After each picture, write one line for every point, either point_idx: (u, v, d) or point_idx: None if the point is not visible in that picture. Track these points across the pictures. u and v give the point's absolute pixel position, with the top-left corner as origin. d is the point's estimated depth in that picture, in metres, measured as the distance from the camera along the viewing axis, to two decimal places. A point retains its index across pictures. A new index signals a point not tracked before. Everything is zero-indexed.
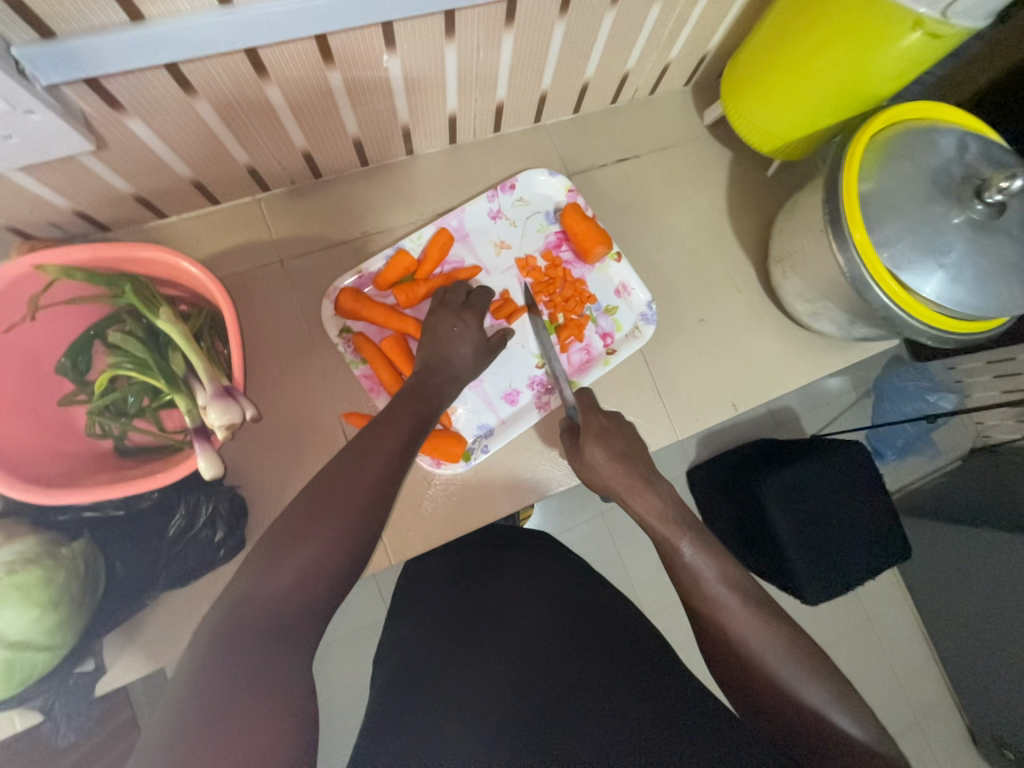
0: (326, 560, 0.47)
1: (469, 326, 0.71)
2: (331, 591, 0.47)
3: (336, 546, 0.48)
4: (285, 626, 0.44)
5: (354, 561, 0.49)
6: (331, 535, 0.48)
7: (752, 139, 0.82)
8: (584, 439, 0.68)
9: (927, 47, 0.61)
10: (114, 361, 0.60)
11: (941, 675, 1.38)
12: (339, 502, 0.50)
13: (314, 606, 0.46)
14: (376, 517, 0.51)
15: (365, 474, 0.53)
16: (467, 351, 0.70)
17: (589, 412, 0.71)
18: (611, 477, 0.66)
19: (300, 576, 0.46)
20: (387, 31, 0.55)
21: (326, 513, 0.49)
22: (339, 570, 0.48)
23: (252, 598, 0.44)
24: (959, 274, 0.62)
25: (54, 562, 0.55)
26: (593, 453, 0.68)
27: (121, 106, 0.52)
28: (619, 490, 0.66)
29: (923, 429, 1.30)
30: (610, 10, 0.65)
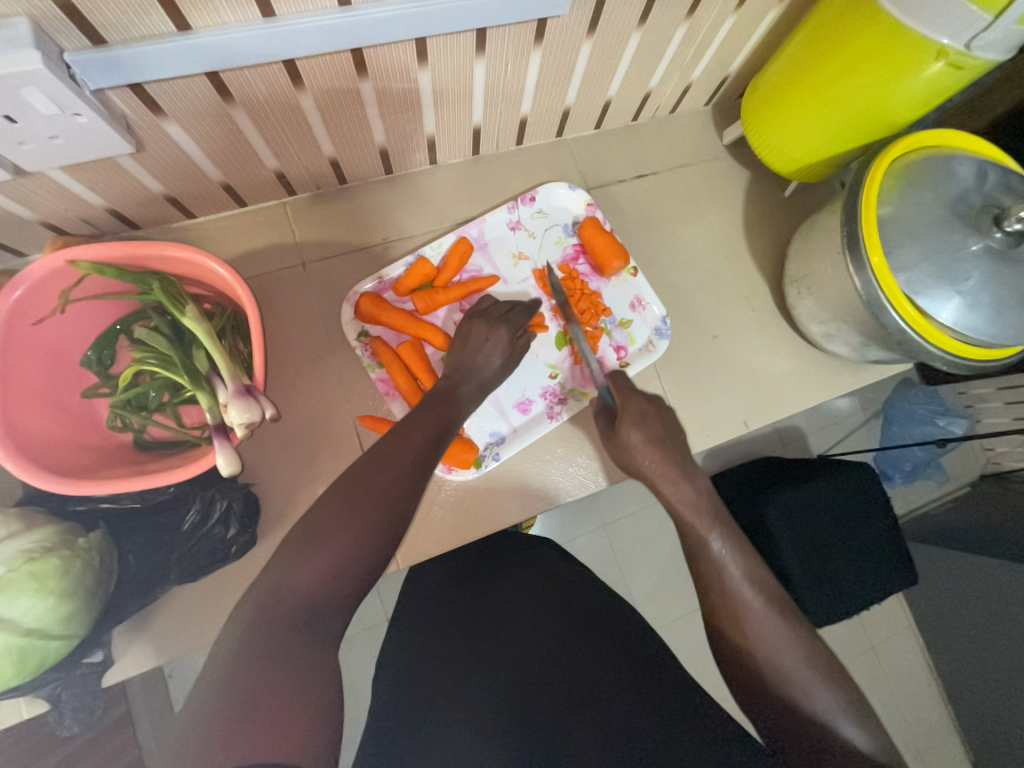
0: (353, 557, 0.48)
1: (501, 339, 0.71)
2: (353, 589, 0.48)
3: (360, 549, 0.49)
4: (307, 623, 0.45)
5: (372, 565, 0.50)
6: (356, 539, 0.49)
7: (771, 160, 0.83)
8: (619, 422, 0.68)
9: (948, 77, 0.62)
10: (138, 356, 0.61)
11: (947, 704, 1.35)
12: (363, 507, 0.50)
13: (337, 606, 0.47)
14: (398, 524, 0.52)
15: (392, 477, 0.54)
16: (497, 361, 0.71)
17: (626, 394, 0.71)
18: (646, 461, 0.65)
19: (311, 575, 0.47)
20: (420, 46, 0.57)
21: (350, 516, 0.50)
22: (358, 579, 0.48)
23: (281, 594, 0.45)
24: (976, 300, 0.62)
25: (70, 551, 0.55)
26: (630, 435, 0.67)
27: (160, 110, 0.54)
28: (652, 476, 0.65)
29: (931, 454, 1.33)
30: (636, 31, 0.66)
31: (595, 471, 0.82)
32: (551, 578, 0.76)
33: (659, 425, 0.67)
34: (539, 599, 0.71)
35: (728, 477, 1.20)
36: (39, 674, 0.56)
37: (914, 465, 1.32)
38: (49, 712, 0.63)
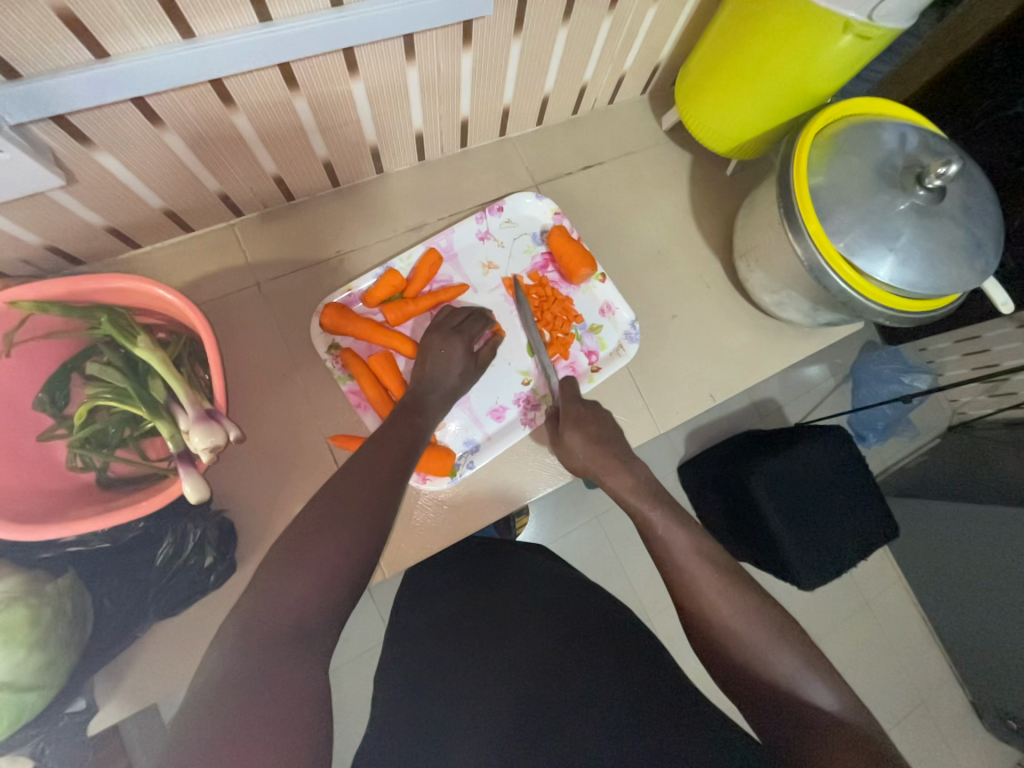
0: (335, 564, 0.49)
1: (457, 349, 0.73)
2: (333, 597, 0.48)
3: (339, 560, 0.49)
4: (286, 636, 0.45)
5: (348, 579, 0.49)
6: (329, 547, 0.49)
7: (708, 141, 0.86)
8: (562, 426, 0.74)
9: (859, 47, 0.65)
10: (92, 392, 0.60)
11: (939, 648, 1.40)
12: (341, 517, 0.51)
13: (316, 619, 0.47)
14: (370, 531, 0.52)
15: (365, 485, 0.55)
16: (455, 371, 0.72)
17: (568, 396, 0.76)
18: (588, 458, 0.71)
19: (291, 593, 0.47)
20: (349, 57, 0.57)
21: (327, 526, 0.50)
22: (343, 594, 0.49)
23: (261, 612, 0.46)
24: (908, 256, 0.65)
25: (39, 599, 0.54)
26: (571, 436, 0.73)
27: (90, 142, 0.53)
28: (595, 469, 0.71)
29: (901, 411, 1.39)
30: (562, 27, 0.68)
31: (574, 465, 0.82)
32: (536, 577, 0.76)
33: (595, 424, 0.74)
34: (526, 599, 0.72)
35: (709, 455, 1.23)
36: (17, 730, 0.54)
37: (886, 423, 1.38)
38: None
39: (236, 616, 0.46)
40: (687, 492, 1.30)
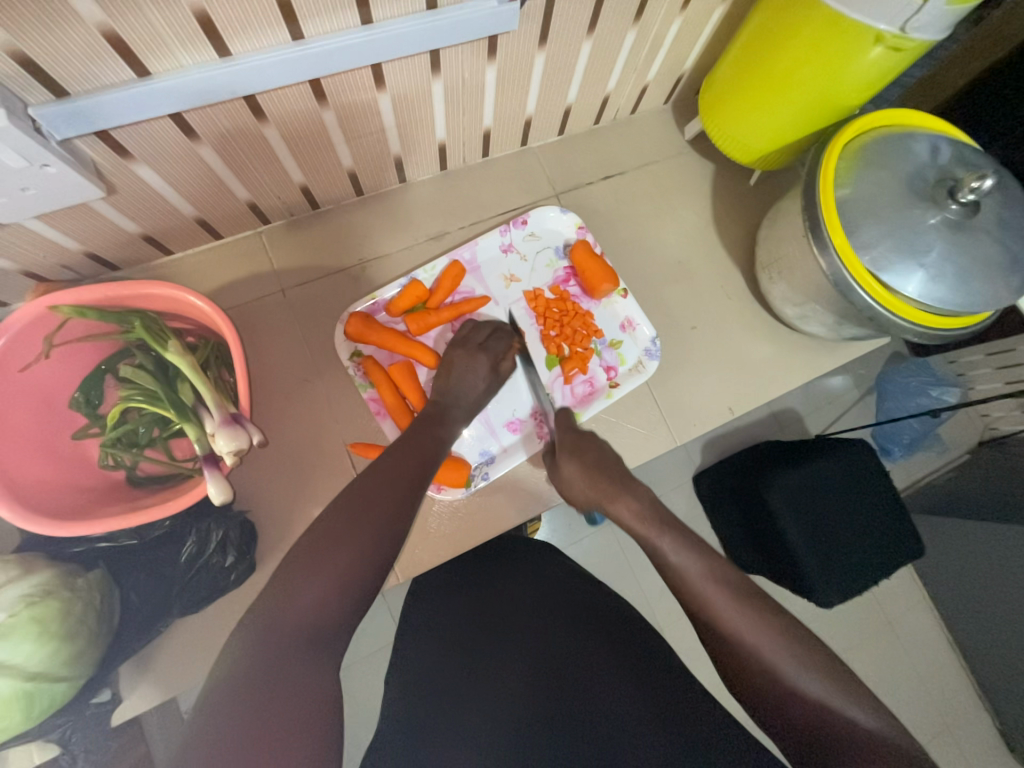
0: (355, 567, 0.50)
1: (482, 365, 0.73)
2: (352, 599, 0.49)
3: (356, 564, 0.50)
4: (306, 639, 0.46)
5: (365, 581, 0.51)
6: (349, 551, 0.51)
7: (731, 151, 0.85)
8: (558, 457, 0.72)
9: (889, 59, 0.63)
10: (124, 394, 0.62)
11: (967, 674, 1.35)
12: (361, 521, 0.52)
13: (332, 623, 0.48)
14: (391, 536, 0.54)
15: (387, 491, 0.56)
16: (478, 385, 0.72)
17: (563, 428, 0.75)
18: (588, 488, 0.68)
19: (313, 597, 0.48)
20: (376, 71, 0.59)
21: (348, 527, 0.52)
22: (359, 595, 0.50)
23: (282, 612, 0.47)
24: (939, 271, 0.63)
25: (70, 592, 0.56)
26: (567, 468, 0.71)
27: (129, 154, 0.55)
28: (598, 499, 0.67)
29: (928, 426, 1.36)
30: (586, 39, 0.68)
31: None
32: (553, 575, 0.74)
33: (592, 452, 0.71)
34: (542, 600, 0.70)
35: (727, 466, 1.21)
36: (46, 718, 0.56)
37: (912, 438, 1.35)
38: (61, 754, 0.63)
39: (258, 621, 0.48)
40: (704, 502, 1.28)
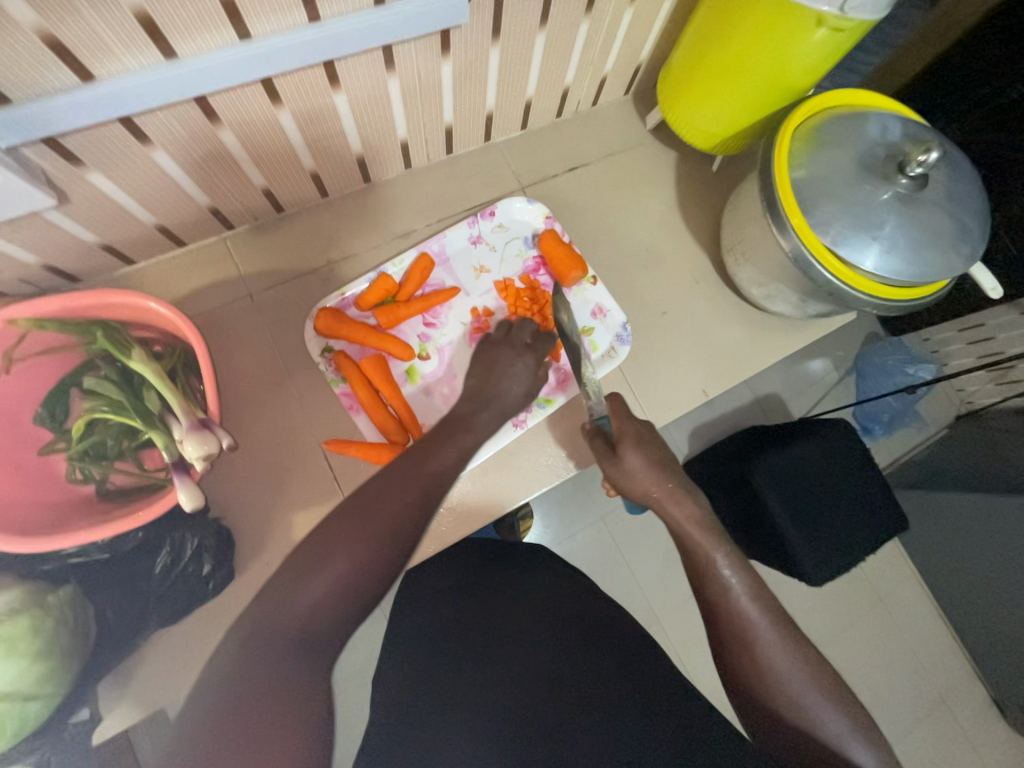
0: (356, 576, 0.49)
1: (527, 365, 0.74)
2: (348, 609, 0.49)
3: (366, 571, 0.49)
4: (307, 641, 0.47)
5: (367, 589, 0.50)
6: (356, 556, 0.49)
7: (691, 138, 0.87)
8: (623, 446, 0.66)
9: (833, 39, 0.65)
10: (89, 405, 0.62)
11: (955, 640, 1.38)
12: (373, 527, 0.51)
13: (335, 624, 0.48)
14: (403, 542, 0.51)
15: (402, 497, 0.53)
16: (519, 390, 0.72)
17: (624, 418, 0.69)
18: (652, 484, 0.64)
19: (310, 606, 0.47)
20: (330, 70, 0.59)
21: (350, 534, 0.50)
22: (366, 596, 0.49)
23: (283, 610, 0.47)
24: (893, 244, 0.65)
25: (41, 610, 0.55)
26: (632, 460, 0.65)
27: (80, 162, 0.55)
28: (653, 500, 0.64)
29: (906, 403, 1.38)
30: (539, 33, 0.69)
31: (567, 460, 0.83)
32: (546, 583, 0.77)
33: (656, 447, 0.67)
34: (534, 603, 0.72)
35: (713, 452, 1.23)
36: (22, 740, 0.55)
37: (891, 416, 1.38)
38: None
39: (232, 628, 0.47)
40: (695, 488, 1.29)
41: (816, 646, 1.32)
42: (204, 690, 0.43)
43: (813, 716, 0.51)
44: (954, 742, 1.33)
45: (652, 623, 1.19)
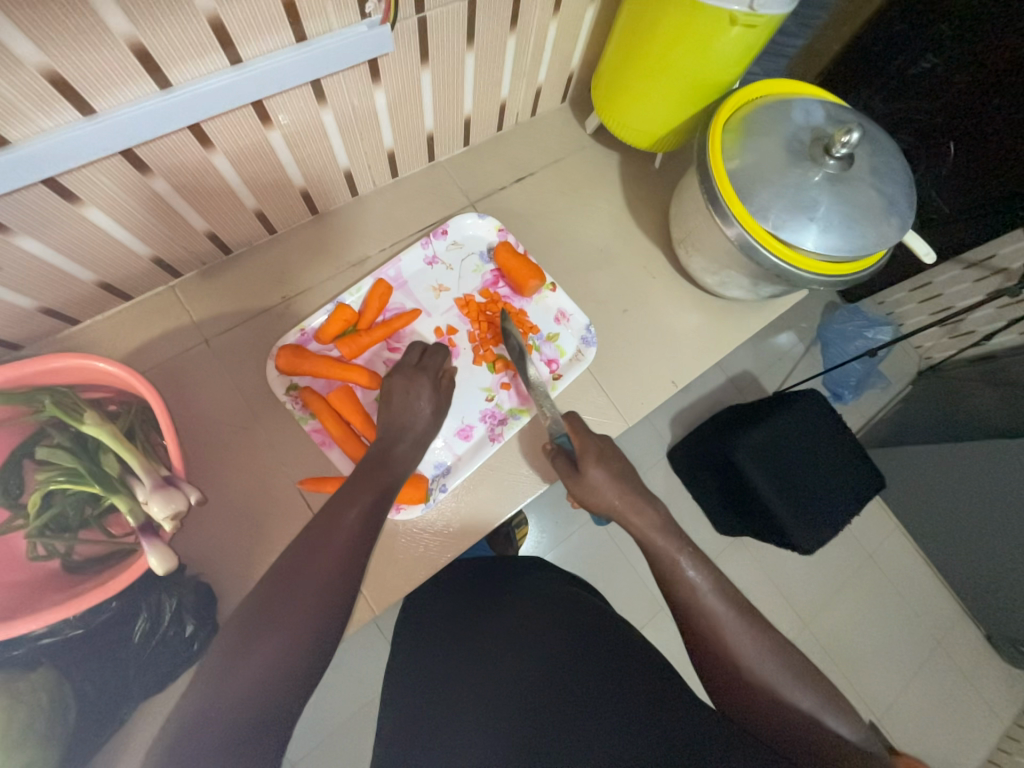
0: (303, 631, 0.48)
1: (424, 386, 0.72)
2: (307, 663, 0.48)
3: (300, 630, 0.48)
4: (267, 702, 0.45)
5: (317, 641, 0.49)
6: (289, 619, 0.48)
7: (630, 139, 0.89)
8: (584, 462, 0.69)
9: (748, 35, 0.68)
10: (43, 477, 0.59)
11: (944, 587, 1.44)
12: (301, 586, 0.50)
13: (288, 689, 0.46)
14: (338, 593, 0.51)
15: (326, 552, 0.53)
16: (426, 411, 0.71)
17: (583, 434, 0.72)
18: (615, 496, 0.68)
19: (263, 670, 0.45)
20: (259, 109, 0.58)
21: (290, 593, 0.50)
22: (311, 654, 0.48)
23: (229, 676, 0.45)
24: (829, 223, 0.68)
25: (12, 700, 0.52)
26: (595, 474, 0.68)
27: (5, 228, 0.53)
28: (621, 509, 0.68)
29: (870, 364, 1.43)
30: (468, 51, 0.70)
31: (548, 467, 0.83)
32: (541, 593, 0.77)
33: (616, 459, 0.71)
34: (529, 615, 0.72)
35: (693, 438, 1.25)
36: None
37: (859, 379, 1.42)
38: None
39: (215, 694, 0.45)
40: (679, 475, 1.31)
41: (816, 613, 1.35)
42: (154, 753, 0.41)
43: (815, 690, 0.52)
44: (956, 686, 1.37)
45: (655, 614, 1.20)
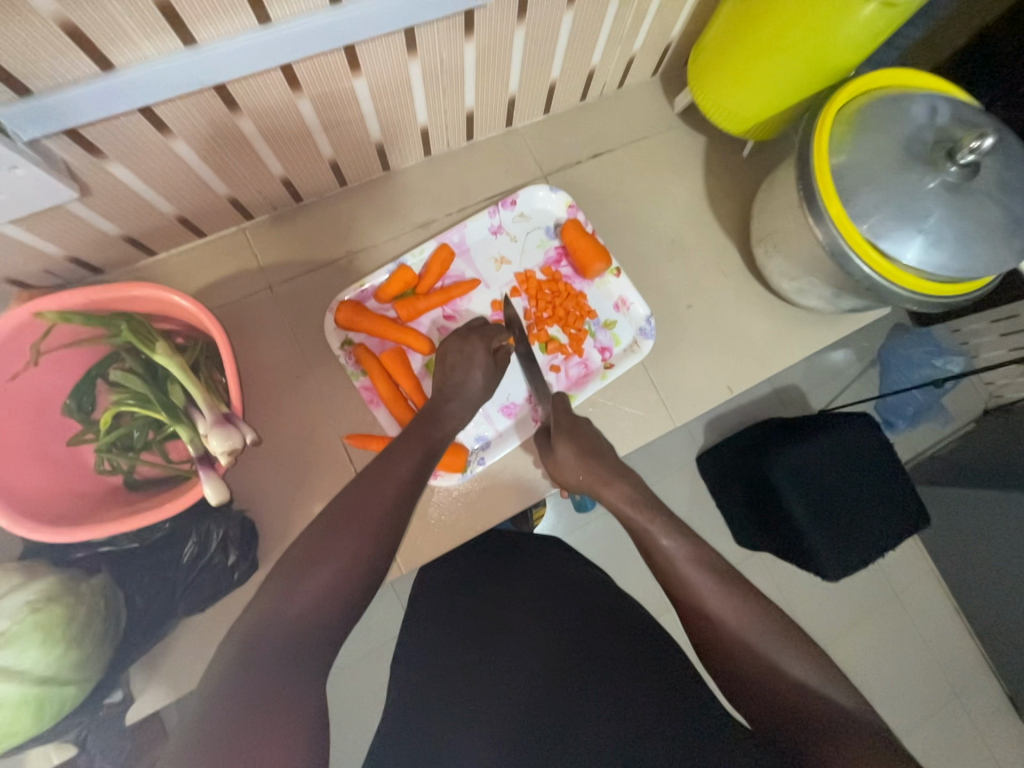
0: (346, 581, 0.50)
1: (477, 349, 0.71)
2: (346, 610, 0.50)
3: (340, 582, 0.49)
4: (298, 650, 0.46)
5: (361, 586, 0.51)
6: (336, 560, 0.50)
7: (722, 122, 0.83)
8: (554, 438, 0.69)
9: (883, 16, 0.61)
10: (116, 398, 0.62)
11: (975, 640, 1.36)
12: (348, 533, 0.51)
13: (328, 629, 0.48)
14: (384, 546, 0.53)
15: (376, 500, 0.54)
16: (479, 380, 0.69)
17: (559, 413, 0.72)
18: (580, 474, 0.67)
19: (313, 606, 0.48)
20: (350, 54, 0.57)
21: (337, 540, 0.51)
22: (348, 605, 0.50)
23: (267, 614, 0.47)
24: (938, 237, 0.62)
25: (74, 597, 0.56)
26: (562, 451, 0.68)
27: (101, 153, 0.54)
28: (591, 485, 0.67)
29: (932, 395, 1.34)
30: (567, 11, 0.66)
31: None
32: (554, 572, 0.76)
33: (589, 439, 0.68)
34: (542, 593, 0.71)
35: (728, 445, 1.21)
36: (60, 720, 0.57)
37: (916, 409, 1.34)
38: (79, 755, 0.64)
39: (250, 629, 0.48)
40: (709, 482, 1.28)
41: (831, 642, 1.31)
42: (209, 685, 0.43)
43: None
44: (969, 741, 1.31)
45: (662, 614, 1.19)
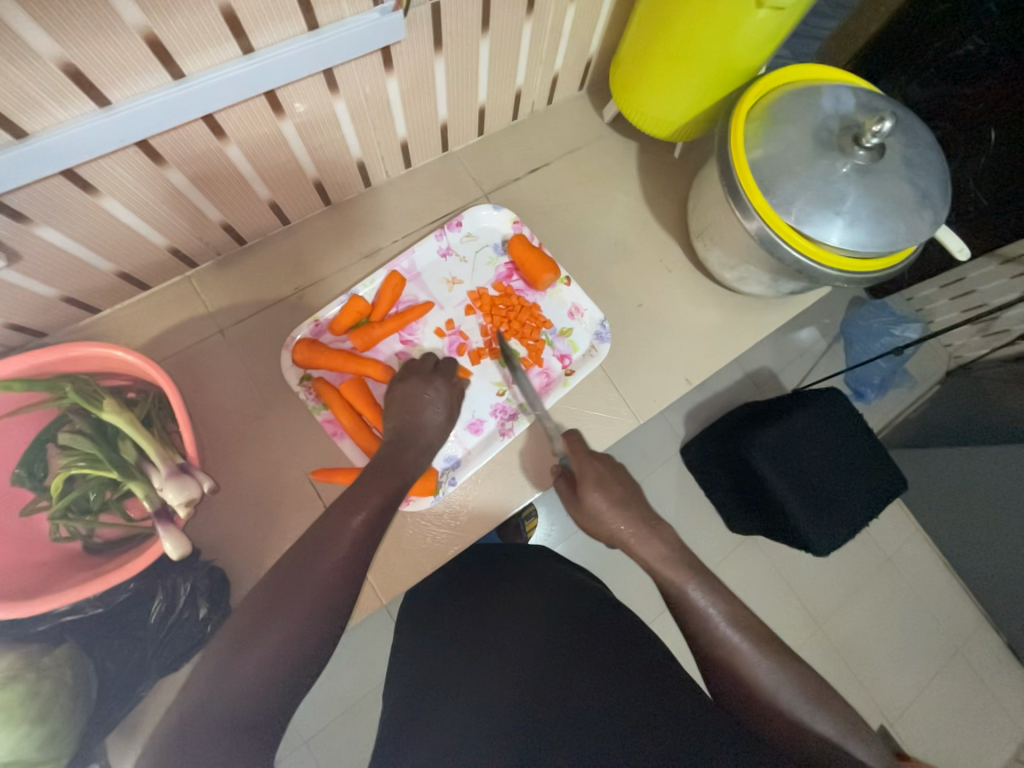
0: (299, 640, 0.48)
1: (438, 392, 0.73)
2: (295, 670, 0.48)
3: (295, 638, 0.48)
4: (266, 695, 0.46)
5: (310, 647, 0.49)
6: (289, 612, 0.49)
7: (649, 128, 0.87)
8: (582, 487, 0.68)
9: (775, 18, 0.64)
10: (65, 461, 0.61)
11: (968, 595, 1.39)
12: (298, 592, 0.50)
13: (275, 692, 0.46)
14: (337, 599, 0.52)
15: (333, 550, 0.54)
16: (438, 417, 0.71)
17: (581, 458, 0.71)
18: (615, 525, 0.66)
19: (262, 664, 0.46)
20: (271, 99, 0.58)
21: (286, 598, 0.50)
22: (310, 648, 0.49)
23: (223, 674, 0.46)
24: (855, 217, 0.65)
25: (36, 673, 0.55)
26: (593, 499, 0.67)
27: (28, 219, 0.54)
28: (624, 538, 0.66)
29: (896, 363, 1.38)
30: (483, 39, 0.68)
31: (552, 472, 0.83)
32: (543, 584, 0.76)
33: (618, 484, 0.68)
34: (531, 605, 0.72)
35: (708, 435, 1.23)
36: None
37: (883, 378, 1.37)
38: None
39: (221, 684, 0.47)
40: (694, 472, 1.30)
41: (831, 616, 1.33)
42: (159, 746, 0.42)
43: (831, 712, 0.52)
44: (976, 696, 1.34)
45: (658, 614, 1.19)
